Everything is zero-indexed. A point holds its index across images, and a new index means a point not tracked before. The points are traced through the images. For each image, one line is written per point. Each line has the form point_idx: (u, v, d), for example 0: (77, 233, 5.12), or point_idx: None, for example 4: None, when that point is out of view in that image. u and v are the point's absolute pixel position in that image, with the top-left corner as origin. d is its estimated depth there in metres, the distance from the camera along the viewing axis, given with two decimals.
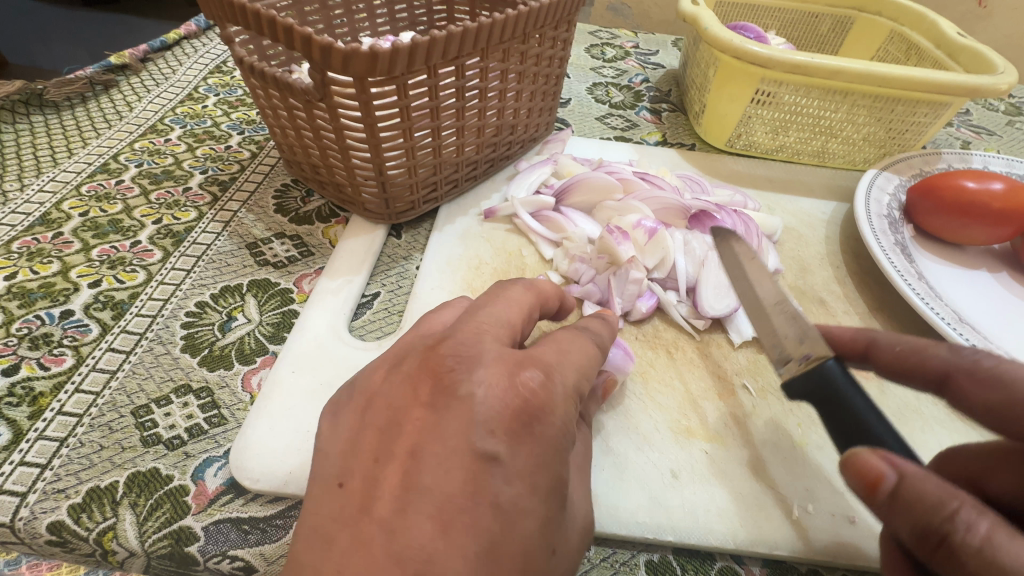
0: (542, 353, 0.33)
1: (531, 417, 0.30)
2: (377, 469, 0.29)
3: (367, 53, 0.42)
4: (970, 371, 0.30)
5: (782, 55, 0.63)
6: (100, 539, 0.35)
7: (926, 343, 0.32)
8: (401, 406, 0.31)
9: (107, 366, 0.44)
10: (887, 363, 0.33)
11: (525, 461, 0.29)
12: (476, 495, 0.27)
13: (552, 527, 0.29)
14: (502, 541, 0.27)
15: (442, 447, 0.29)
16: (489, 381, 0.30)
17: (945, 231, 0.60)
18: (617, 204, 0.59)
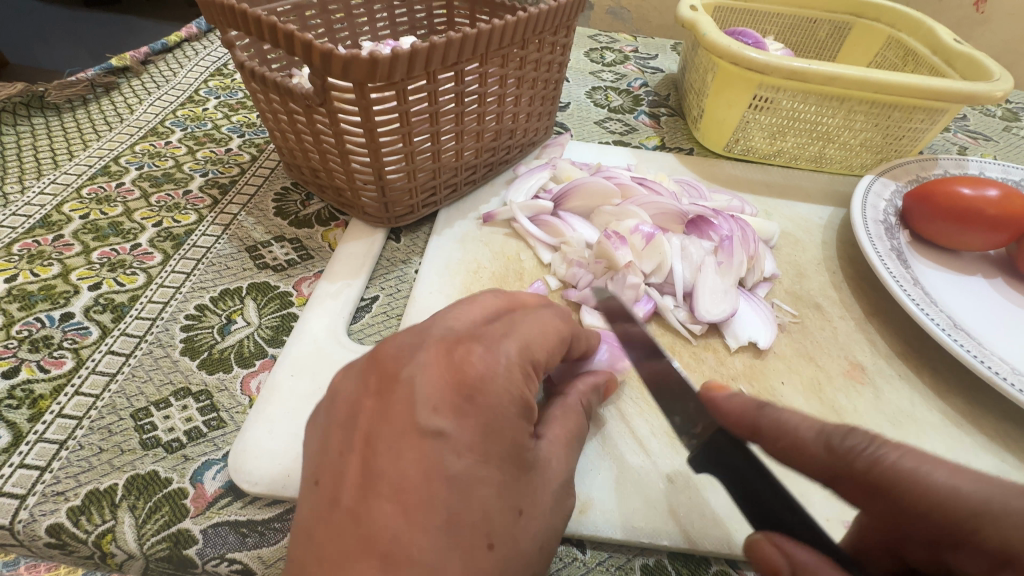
0: (485, 331, 0.34)
1: (472, 390, 0.30)
2: (341, 463, 0.29)
3: (367, 59, 0.42)
4: (850, 470, 0.27)
5: (779, 61, 0.63)
6: (100, 541, 0.35)
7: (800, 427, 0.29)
8: (354, 401, 0.31)
9: (107, 368, 0.44)
10: (768, 440, 0.30)
11: (472, 432, 0.29)
12: (430, 472, 0.27)
13: (514, 492, 0.29)
14: (461, 511, 0.27)
15: (390, 429, 0.29)
16: (426, 362, 0.31)
17: (941, 237, 0.61)
18: (615, 208, 0.59)
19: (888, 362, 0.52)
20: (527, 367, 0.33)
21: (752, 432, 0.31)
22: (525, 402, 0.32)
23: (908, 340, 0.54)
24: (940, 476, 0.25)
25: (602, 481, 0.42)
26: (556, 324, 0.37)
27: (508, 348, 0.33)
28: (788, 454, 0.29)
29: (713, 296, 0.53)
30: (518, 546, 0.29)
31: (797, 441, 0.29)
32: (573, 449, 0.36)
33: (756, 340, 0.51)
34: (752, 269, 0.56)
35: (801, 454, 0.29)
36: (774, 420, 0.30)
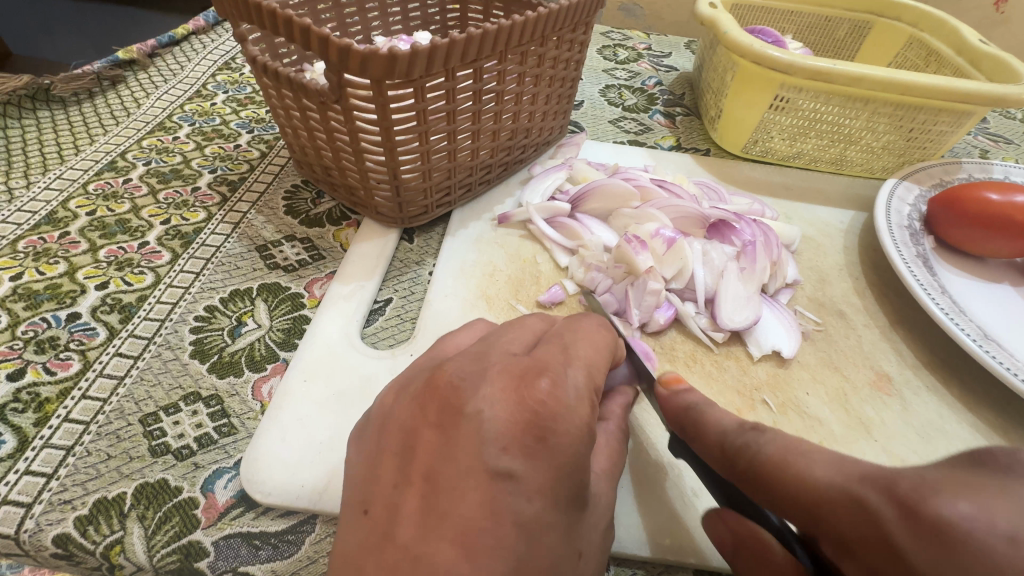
0: (548, 358, 0.32)
1: (543, 428, 0.28)
2: (396, 496, 0.28)
3: (386, 55, 0.41)
4: (740, 457, 0.32)
5: (803, 61, 0.61)
6: (107, 553, 0.34)
7: (707, 417, 0.35)
8: (410, 428, 0.30)
9: (115, 371, 0.43)
10: (689, 436, 0.36)
11: (543, 474, 0.28)
12: (499, 515, 0.26)
13: (575, 535, 0.29)
14: (530, 559, 0.26)
15: (455, 467, 0.27)
16: (494, 396, 0.29)
17: (967, 243, 0.59)
18: (634, 212, 0.57)
19: (915, 372, 0.50)
20: (592, 396, 0.32)
21: (681, 429, 0.37)
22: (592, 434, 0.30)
23: (934, 350, 0.52)
24: (801, 468, 0.29)
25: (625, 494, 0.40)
26: (604, 334, 0.36)
27: (576, 377, 0.31)
28: (703, 450, 0.35)
29: (735, 302, 0.51)
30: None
31: (708, 440, 0.35)
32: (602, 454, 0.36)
33: (779, 349, 0.50)
34: (774, 275, 0.55)
35: (709, 450, 0.35)
36: (693, 420, 0.36)
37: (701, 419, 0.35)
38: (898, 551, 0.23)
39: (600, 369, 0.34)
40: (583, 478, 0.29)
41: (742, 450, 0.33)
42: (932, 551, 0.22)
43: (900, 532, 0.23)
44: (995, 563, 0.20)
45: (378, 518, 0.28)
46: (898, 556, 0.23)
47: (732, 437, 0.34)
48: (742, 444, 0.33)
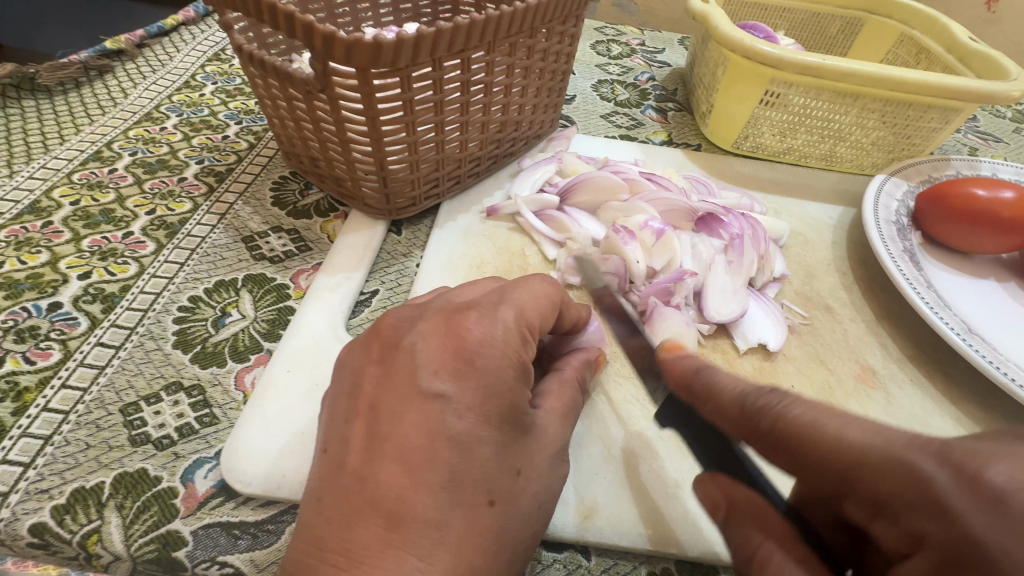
0: (481, 301, 0.35)
1: (470, 354, 0.31)
2: (346, 429, 0.31)
3: (371, 43, 0.40)
4: (754, 416, 0.28)
5: (792, 55, 0.62)
6: (84, 542, 0.33)
7: (720, 380, 0.31)
8: (359, 369, 0.34)
9: (95, 361, 0.43)
10: (699, 401, 0.32)
11: (472, 394, 0.31)
12: (432, 433, 0.29)
13: (511, 452, 0.31)
14: (464, 470, 0.29)
15: (394, 394, 0.31)
16: (425, 331, 0.33)
17: (954, 239, 0.59)
18: (623, 205, 0.57)
19: (899, 366, 0.50)
20: (524, 331, 0.35)
21: (687, 391, 0.33)
22: (521, 363, 0.33)
23: (919, 344, 0.52)
24: (835, 430, 0.25)
25: (605, 483, 0.40)
26: (543, 285, 0.38)
27: (505, 314, 0.34)
28: (713, 413, 0.31)
29: (722, 296, 0.51)
30: (518, 504, 0.31)
31: (721, 401, 0.31)
32: (568, 413, 0.37)
33: (765, 341, 0.50)
34: (761, 269, 0.55)
35: (721, 413, 0.31)
36: (703, 383, 0.32)
37: (715, 384, 0.31)
38: (950, 517, 0.21)
39: (533, 313, 0.36)
40: (514, 398, 0.32)
41: (763, 412, 0.28)
42: (991, 520, 0.19)
43: (951, 495, 0.21)
44: None
45: (332, 452, 0.31)
46: (949, 522, 0.21)
47: (751, 399, 0.29)
48: (758, 404, 0.28)
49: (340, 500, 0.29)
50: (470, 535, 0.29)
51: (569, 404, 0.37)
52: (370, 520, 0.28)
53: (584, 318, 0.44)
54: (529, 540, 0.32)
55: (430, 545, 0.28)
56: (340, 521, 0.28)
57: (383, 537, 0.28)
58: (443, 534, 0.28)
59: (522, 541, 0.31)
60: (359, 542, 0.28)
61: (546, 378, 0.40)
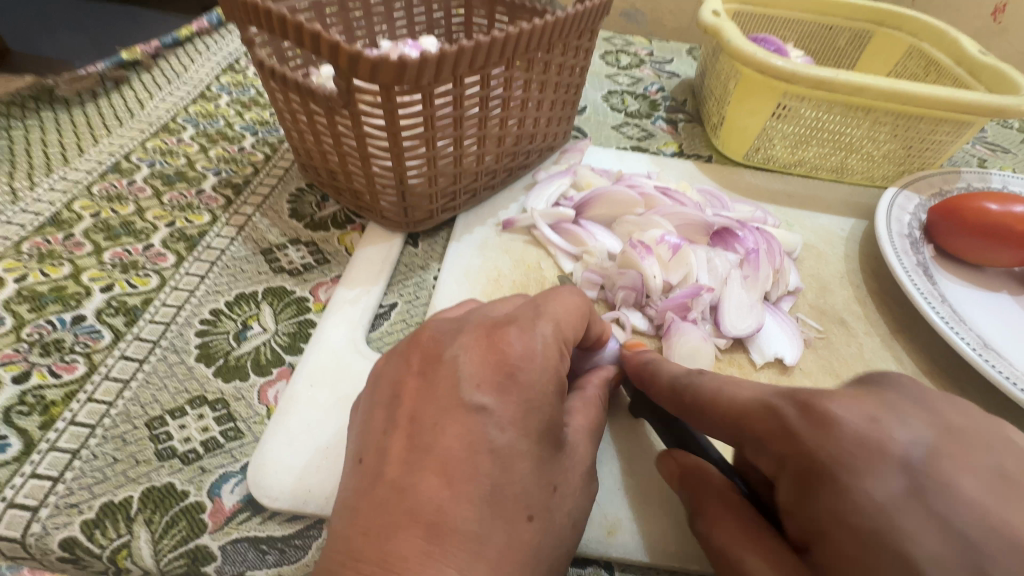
0: (519, 315, 0.35)
1: (512, 367, 0.32)
2: (384, 440, 0.32)
3: (396, 62, 0.41)
4: (684, 390, 0.37)
5: (806, 70, 0.62)
6: (114, 557, 0.34)
7: (661, 367, 0.40)
8: (397, 381, 0.34)
9: (120, 375, 0.43)
10: (645, 385, 0.41)
11: (514, 409, 0.31)
12: (475, 446, 0.30)
13: (547, 468, 0.32)
14: (502, 484, 0.30)
15: (436, 406, 0.32)
16: (467, 344, 0.34)
17: (967, 251, 0.60)
18: (639, 218, 0.58)
19: (915, 380, 0.51)
20: (561, 347, 0.35)
21: (638, 378, 0.42)
22: (559, 379, 0.34)
23: (935, 357, 0.53)
24: (733, 393, 0.35)
25: (629, 498, 0.41)
26: (578, 299, 0.38)
27: (543, 328, 0.34)
28: (654, 393, 0.40)
29: (738, 310, 0.51)
30: (552, 519, 0.31)
31: (659, 381, 0.40)
32: (594, 428, 0.38)
33: (782, 357, 0.50)
34: (777, 283, 0.55)
35: (659, 392, 0.40)
36: (649, 369, 0.41)
37: (656, 369, 0.40)
38: (799, 440, 0.30)
39: (568, 327, 0.36)
40: (552, 415, 0.33)
41: (689, 386, 0.37)
42: (822, 435, 0.29)
43: (799, 424, 0.30)
44: (862, 436, 0.28)
45: (369, 464, 0.31)
46: (797, 443, 0.30)
47: (681, 378, 0.38)
48: (685, 381, 0.38)
49: (377, 511, 0.29)
50: (509, 550, 0.29)
51: (593, 419, 0.38)
52: (409, 531, 0.28)
53: (607, 334, 0.44)
54: (564, 555, 0.32)
55: (469, 559, 0.28)
56: (378, 532, 0.28)
57: (422, 549, 0.27)
58: (482, 548, 0.28)
59: (555, 555, 0.31)
60: (395, 553, 0.27)
61: (569, 395, 0.40)
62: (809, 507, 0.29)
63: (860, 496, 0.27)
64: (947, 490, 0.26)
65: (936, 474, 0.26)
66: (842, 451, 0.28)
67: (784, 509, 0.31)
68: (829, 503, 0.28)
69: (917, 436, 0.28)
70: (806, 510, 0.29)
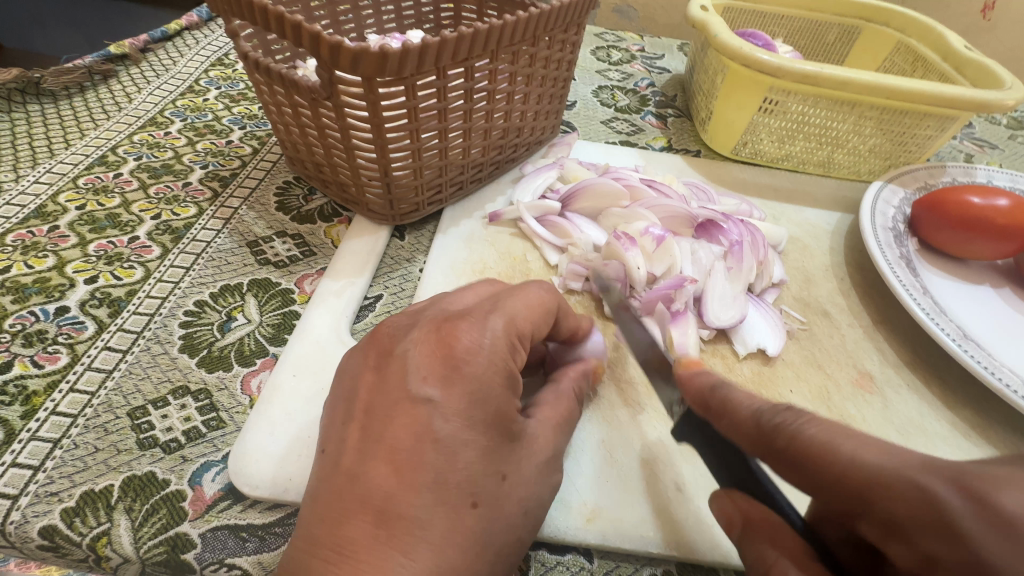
0: (473, 310, 0.35)
1: (458, 360, 0.32)
2: (343, 432, 0.32)
3: (377, 53, 0.41)
4: (771, 433, 0.30)
5: (791, 64, 0.62)
6: (94, 544, 0.34)
7: (741, 398, 0.33)
8: (355, 376, 0.34)
9: (103, 365, 0.43)
10: (715, 415, 0.34)
11: (458, 400, 0.31)
12: (420, 436, 0.30)
13: (497, 457, 0.32)
14: (449, 473, 0.30)
15: (386, 399, 0.31)
16: (417, 339, 0.33)
17: (950, 245, 0.60)
18: (623, 211, 0.58)
19: (896, 371, 0.51)
20: (513, 340, 0.35)
21: (704, 407, 0.35)
22: (509, 373, 0.33)
23: (916, 349, 0.53)
24: (851, 450, 0.26)
25: (607, 485, 0.41)
26: (541, 295, 0.38)
27: (494, 323, 0.34)
28: (728, 427, 0.33)
29: (721, 301, 0.52)
30: (502, 508, 0.31)
31: (737, 415, 0.32)
32: (561, 421, 0.38)
33: (764, 347, 0.50)
34: (760, 275, 0.56)
35: (737, 428, 0.32)
36: (720, 399, 0.34)
37: (732, 399, 0.33)
38: (963, 542, 0.22)
39: (524, 322, 0.36)
40: (500, 403, 0.32)
41: (780, 429, 0.29)
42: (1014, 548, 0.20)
43: (964, 518, 0.22)
44: None
45: (330, 454, 0.32)
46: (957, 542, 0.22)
47: (766, 416, 0.31)
48: (774, 420, 0.30)
49: (331, 499, 0.30)
50: (450, 534, 0.29)
51: (563, 411, 0.38)
52: (359, 518, 0.29)
53: (583, 329, 0.44)
54: (515, 542, 0.32)
55: (413, 544, 0.28)
56: (331, 517, 0.29)
57: (370, 534, 0.28)
58: (425, 533, 0.29)
59: (505, 541, 0.31)
60: (346, 538, 0.28)
61: (544, 387, 0.40)
62: None
63: None
64: None
65: None
66: None
67: None
68: None
69: None
70: None
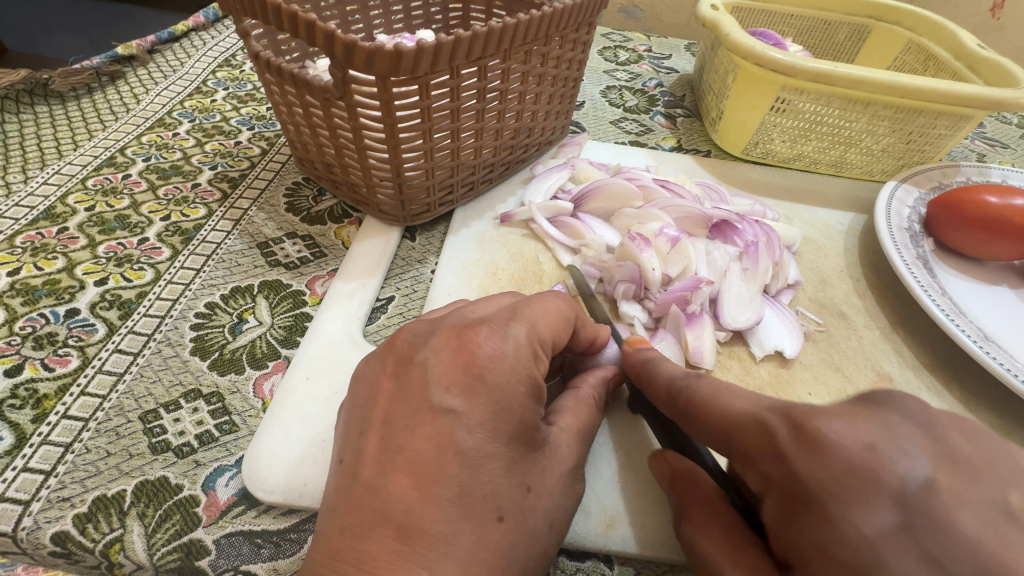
0: (493, 317, 0.34)
1: (480, 369, 0.31)
2: (360, 441, 0.31)
3: (391, 51, 0.41)
4: (676, 394, 0.36)
5: (805, 63, 0.62)
6: (107, 551, 0.33)
7: (662, 366, 0.39)
8: (373, 382, 0.33)
9: (114, 368, 0.42)
10: (642, 382, 0.40)
11: (482, 410, 0.30)
12: (442, 448, 0.29)
13: (520, 467, 0.31)
14: (472, 486, 0.29)
15: (406, 408, 0.31)
16: (437, 346, 0.32)
17: (967, 245, 0.59)
18: (637, 212, 0.58)
19: (915, 373, 0.50)
20: (535, 347, 0.34)
21: (635, 376, 0.41)
22: (533, 381, 0.33)
23: (934, 351, 0.53)
24: (728, 404, 0.33)
25: (626, 489, 0.41)
26: (560, 304, 0.38)
27: (516, 330, 0.34)
28: (650, 392, 0.39)
29: (737, 303, 0.51)
30: (525, 521, 0.31)
31: (656, 383, 0.38)
32: (580, 429, 0.37)
33: (781, 349, 0.50)
34: (775, 276, 0.55)
35: (654, 391, 0.38)
36: (647, 368, 0.40)
37: (653, 367, 0.39)
38: (785, 459, 0.29)
39: (544, 331, 0.35)
40: (524, 414, 0.32)
41: (683, 389, 0.36)
42: (812, 460, 0.28)
43: (790, 441, 0.29)
44: (855, 463, 0.27)
45: (348, 464, 0.31)
46: (784, 458, 0.29)
47: (676, 380, 0.37)
48: (682, 382, 0.36)
49: (352, 512, 0.29)
50: (475, 550, 0.28)
51: (583, 418, 0.38)
52: (381, 532, 0.28)
53: (602, 338, 0.43)
54: (540, 555, 0.31)
55: (437, 559, 0.27)
56: (353, 531, 0.28)
57: (393, 549, 0.27)
58: (450, 548, 0.28)
59: (528, 555, 0.31)
60: (367, 553, 0.27)
61: (562, 394, 0.40)
62: (796, 530, 0.28)
63: (848, 528, 0.26)
64: (940, 524, 0.24)
65: (930, 510, 0.25)
66: (831, 477, 0.27)
67: (769, 528, 0.30)
68: (814, 531, 0.27)
69: (919, 466, 0.26)
70: (793, 534, 0.28)
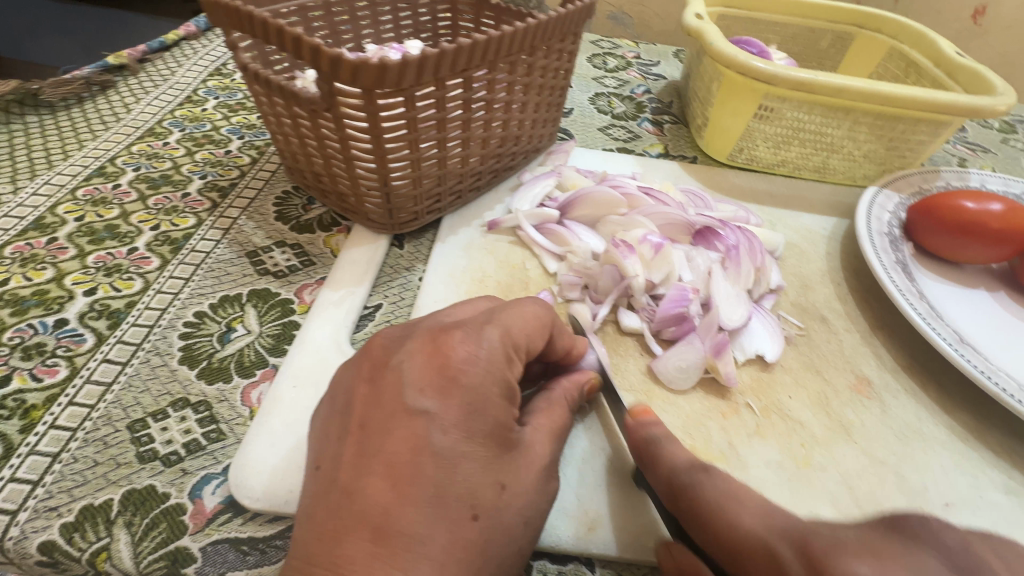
0: (468, 322, 0.36)
1: (455, 371, 0.32)
2: (338, 447, 0.32)
3: (376, 65, 0.42)
4: (684, 487, 0.37)
5: (785, 72, 0.63)
6: (93, 560, 0.34)
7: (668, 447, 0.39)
8: (350, 387, 0.34)
9: (102, 378, 0.43)
10: (646, 465, 0.39)
11: (456, 411, 0.31)
12: (418, 449, 0.30)
13: (497, 467, 0.32)
14: (448, 484, 0.30)
15: (381, 412, 0.32)
16: (412, 350, 0.33)
17: (945, 249, 0.61)
18: (621, 219, 0.59)
19: (893, 376, 0.51)
20: (509, 352, 0.35)
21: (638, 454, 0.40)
22: (507, 384, 0.34)
23: (912, 354, 0.54)
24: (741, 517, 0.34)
25: (607, 493, 0.41)
26: (536, 306, 0.39)
27: (491, 334, 0.35)
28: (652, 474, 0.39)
29: (728, 302, 0.52)
30: (502, 519, 0.31)
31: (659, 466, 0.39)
32: (556, 430, 0.38)
33: (762, 353, 0.51)
34: (758, 281, 0.56)
35: (655, 476, 0.39)
36: (650, 452, 0.39)
37: (659, 444, 0.39)
38: None
39: (519, 336, 0.36)
40: (498, 416, 0.33)
41: (687, 489, 0.36)
42: None
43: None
44: None
45: (326, 470, 0.32)
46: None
47: (681, 474, 0.37)
48: (688, 479, 0.37)
49: (330, 517, 0.29)
50: (453, 549, 0.29)
51: (558, 420, 0.38)
52: (357, 535, 0.28)
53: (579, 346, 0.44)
54: (516, 553, 0.32)
55: (413, 559, 0.28)
56: (331, 536, 0.29)
57: (369, 552, 0.28)
58: (425, 548, 0.28)
59: (507, 554, 0.31)
60: (344, 557, 0.28)
61: (537, 396, 0.41)
62: None
63: None
64: None
65: None
66: None
67: None
68: None
69: None
70: None
